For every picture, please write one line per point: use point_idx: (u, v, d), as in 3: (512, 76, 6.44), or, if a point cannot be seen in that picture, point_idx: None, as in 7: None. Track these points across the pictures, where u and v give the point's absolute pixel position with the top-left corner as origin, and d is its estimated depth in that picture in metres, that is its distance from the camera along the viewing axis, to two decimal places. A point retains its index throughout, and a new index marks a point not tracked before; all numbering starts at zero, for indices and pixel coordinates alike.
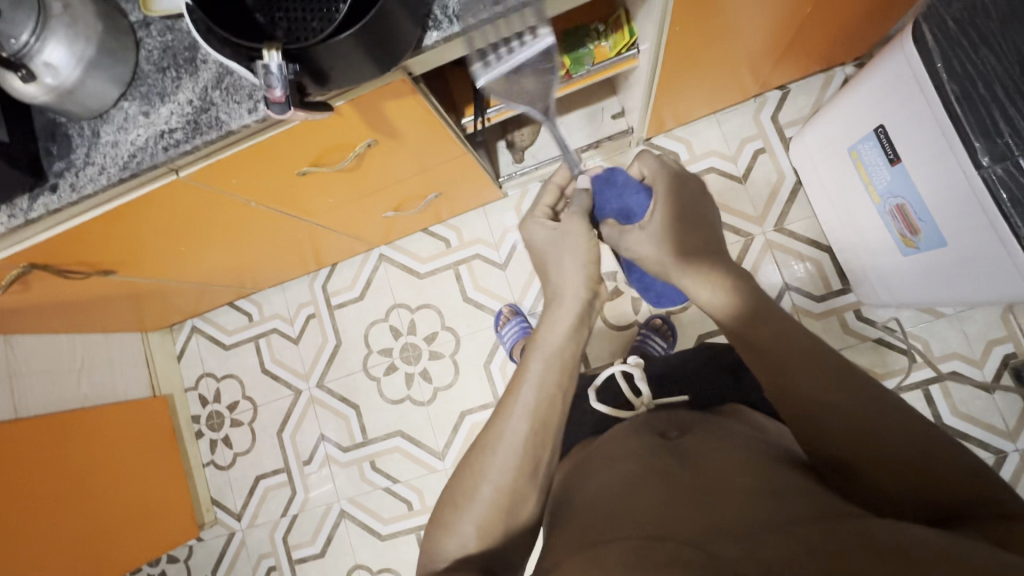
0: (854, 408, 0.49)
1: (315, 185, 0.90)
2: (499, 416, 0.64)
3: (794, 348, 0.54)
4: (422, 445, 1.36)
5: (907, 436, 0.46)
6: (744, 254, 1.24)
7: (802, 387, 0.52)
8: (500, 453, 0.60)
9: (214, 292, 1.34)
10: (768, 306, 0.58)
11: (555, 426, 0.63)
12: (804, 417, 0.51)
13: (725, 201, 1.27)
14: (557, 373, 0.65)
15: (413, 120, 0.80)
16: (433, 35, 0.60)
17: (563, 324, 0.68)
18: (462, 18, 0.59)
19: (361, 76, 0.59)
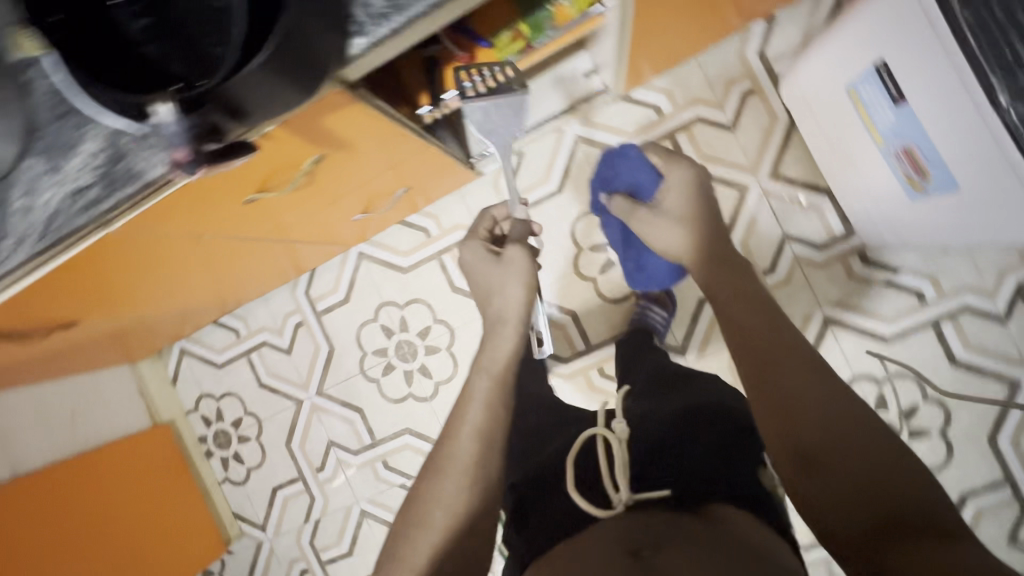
0: (820, 404, 0.57)
1: (268, 208, 0.83)
2: (446, 444, 0.70)
3: (773, 341, 0.64)
4: (431, 440, 1.35)
5: (859, 438, 0.55)
6: (739, 208, 1.17)
7: (778, 377, 0.61)
8: (451, 476, 0.66)
9: (196, 316, 1.28)
10: (755, 286, 0.71)
11: (500, 442, 0.71)
12: (775, 405, 0.59)
13: (714, 153, 1.18)
14: (499, 394, 0.75)
15: (361, 127, 0.71)
16: (360, 41, 0.51)
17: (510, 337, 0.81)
18: (390, 18, 0.50)
19: (285, 103, 0.50)
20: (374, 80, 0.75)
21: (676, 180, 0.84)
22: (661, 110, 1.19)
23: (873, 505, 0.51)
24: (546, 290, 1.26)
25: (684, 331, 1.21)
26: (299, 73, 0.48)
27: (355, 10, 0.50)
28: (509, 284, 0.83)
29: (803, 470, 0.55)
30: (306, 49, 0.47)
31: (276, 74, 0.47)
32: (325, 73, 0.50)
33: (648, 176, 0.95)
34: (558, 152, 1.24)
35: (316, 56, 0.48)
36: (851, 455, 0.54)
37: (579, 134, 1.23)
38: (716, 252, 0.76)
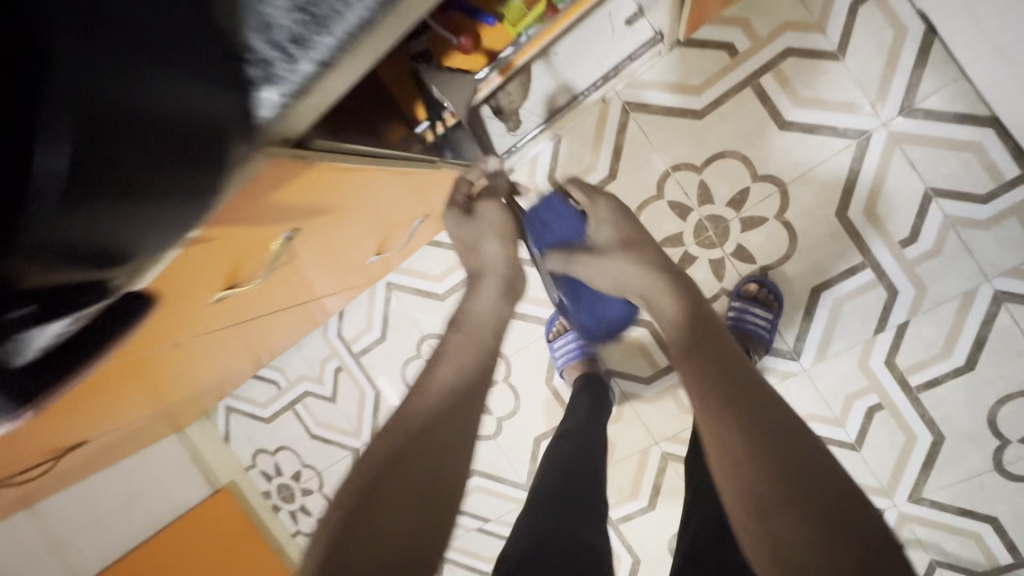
0: (805, 507, 0.46)
1: (252, 295, 0.65)
2: (403, 412, 0.60)
3: (748, 420, 0.53)
4: (504, 480, 1.18)
5: (852, 556, 0.43)
6: (859, 164, 0.87)
7: (754, 470, 0.49)
8: (397, 431, 0.57)
9: (230, 377, 1.17)
10: (730, 353, 0.62)
11: (471, 419, 0.62)
12: (752, 511, 0.48)
13: (817, 95, 0.88)
14: (475, 357, 0.67)
15: (333, 184, 0.51)
16: (270, 93, 0.31)
17: (492, 290, 0.73)
18: (310, 44, 0.30)
19: (161, 215, 0.31)
20: (345, 110, 0.55)
21: (603, 212, 0.76)
22: (735, 49, 0.90)
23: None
24: None
25: (797, 331, 0.95)
26: (149, 153, 0.28)
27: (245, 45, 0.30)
28: (485, 240, 0.73)
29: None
30: (139, 117, 0.28)
31: (106, 173, 0.27)
32: (207, 145, 0.31)
33: (574, 222, 0.84)
34: (603, 129, 0.97)
35: (171, 121, 0.29)
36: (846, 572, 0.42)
37: (628, 101, 0.96)
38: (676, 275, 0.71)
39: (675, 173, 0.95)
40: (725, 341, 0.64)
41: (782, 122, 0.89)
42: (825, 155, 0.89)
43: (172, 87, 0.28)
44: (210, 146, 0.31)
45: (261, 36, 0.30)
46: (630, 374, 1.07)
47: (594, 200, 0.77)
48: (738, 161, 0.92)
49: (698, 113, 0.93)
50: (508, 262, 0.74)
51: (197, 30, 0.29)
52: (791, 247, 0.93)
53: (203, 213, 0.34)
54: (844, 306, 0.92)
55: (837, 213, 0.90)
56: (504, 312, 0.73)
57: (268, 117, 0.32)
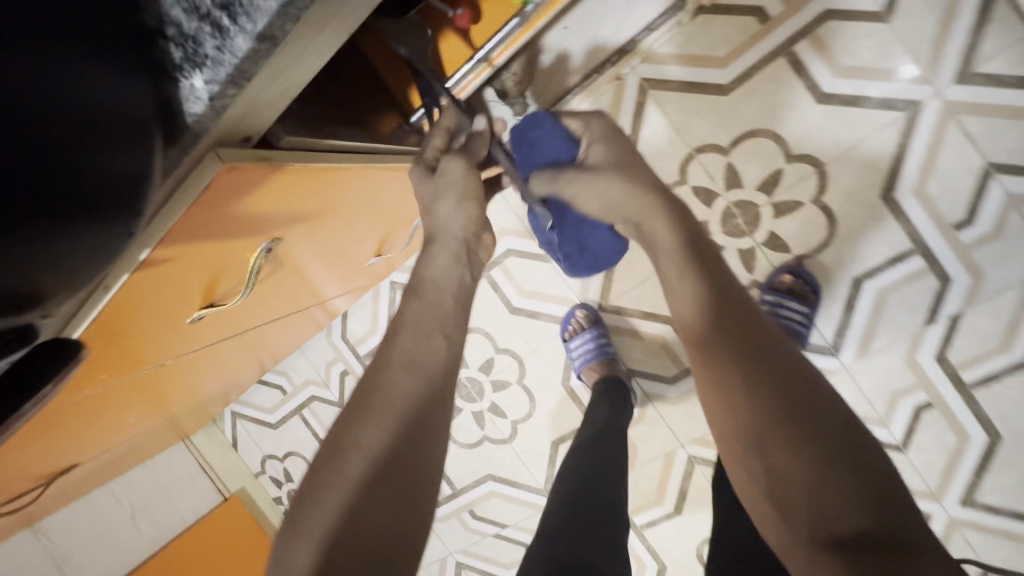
0: (802, 433, 0.43)
1: (238, 310, 0.59)
2: (366, 418, 0.49)
3: (743, 352, 0.48)
4: (521, 485, 1.12)
5: (847, 477, 0.41)
6: (907, 138, 0.78)
7: (750, 399, 0.45)
8: (370, 415, 0.49)
9: (233, 385, 1.13)
10: (722, 277, 0.55)
11: (436, 409, 0.52)
12: (746, 443, 0.45)
13: (859, 63, 0.78)
14: (442, 337, 0.55)
15: (313, 189, 0.44)
16: (198, 81, 0.29)
17: (446, 255, 0.58)
18: (228, 30, 0.27)
19: (74, 238, 0.26)
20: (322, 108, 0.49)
21: (597, 130, 0.65)
22: (766, 14, 0.81)
23: (869, 560, 0.37)
24: (632, 294, 0.99)
25: (836, 324, 0.88)
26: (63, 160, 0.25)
27: (170, 26, 0.29)
28: (446, 200, 0.58)
29: (784, 526, 0.42)
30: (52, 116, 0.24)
31: (11, 183, 0.23)
32: (123, 155, 0.27)
33: (559, 143, 0.68)
34: (619, 110, 0.89)
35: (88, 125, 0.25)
36: (843, 497, 0.40)
37: (646, 77, 0.87)
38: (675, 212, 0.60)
39: (700, 156, 0.87)
40: (718, 262, 0.57)
41: (820, 94, 0.80)
42: (869, 130, 0.79)
43: (92, 85, 0.26)
44: (135, 155, 0.28)
45: (188, 16, 0.28)
46: (653, 374, 1.00)
47: (589, 122, 0.67)
48: (769, 140, 0.84)
49: (724, 88, 0.84)
50: (465, 228, 0.59)
51: (116, 23, 0.27)
52: (829, 233, 0.84)
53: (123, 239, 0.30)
54: (890, 297, 0.84)
55: (882, 194, 0.81)
56: (469, 278, 0.59)
57: (198, 113, 0.30)
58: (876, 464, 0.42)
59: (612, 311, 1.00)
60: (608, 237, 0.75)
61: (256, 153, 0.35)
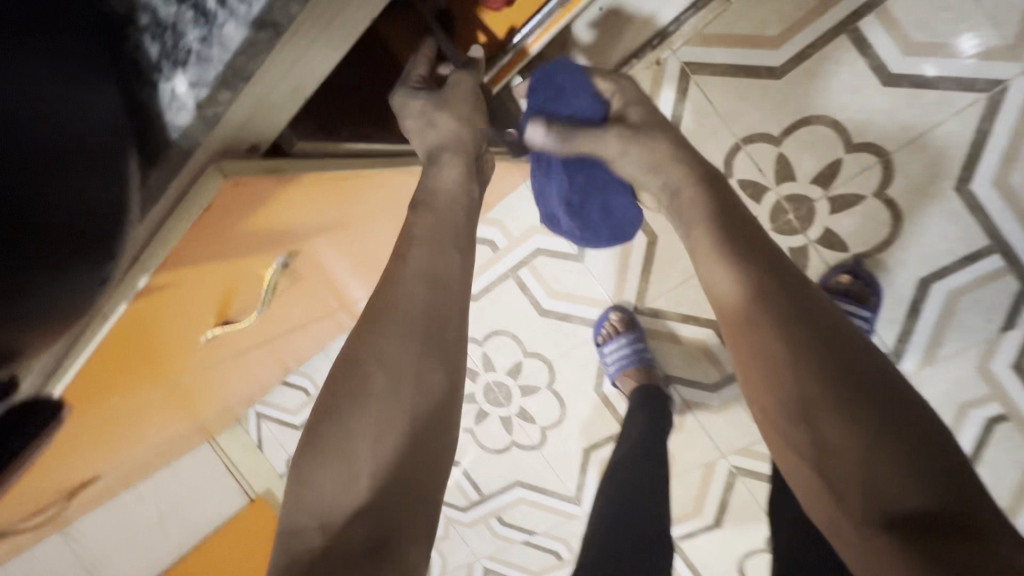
0: (858, 405, 0.39)
1: (256, 326, 0.56)
2: (381, 348, 0.44)
3: (787, 317, 0.43)
4: (550, 492, 1.07)
5: (907, 447, 0.38)
6: (988, 122, 0.70)
7: (798, 371, 0.41)
8: (384, 344, 0.44)
9: (256, 389, 1.11)
10: (749, 229, 0.49)
11: (455, 329, 0.47)
12: (792, 417, 0.42)
13: (934, 39, 0.70)
14: (458, 253, 0.47)
15: (331, 198, 0.40)
16: (181, 83, 0.25)
17: (455, 168, 0.49)
18: (212, 25, 0.23)
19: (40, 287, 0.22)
20: (334, 110, 0.45)
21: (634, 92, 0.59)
22: None
23: (932, 539, 0.35)
24: (670, 296, 0.92)
25: (898, 329, 0.80)
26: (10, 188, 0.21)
27: (145, 17, 0.24)
28: (443, 117, 0.49)
29: (836, 501, 0.40)
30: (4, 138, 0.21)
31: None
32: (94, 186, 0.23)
33: (590, 100, 0.60)
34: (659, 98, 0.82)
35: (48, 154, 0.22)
36: (906, 471, 0.37)
37: (689, 61, 0.80)
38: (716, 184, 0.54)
39: (748, 147, 0.79)
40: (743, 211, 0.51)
41: (887, 76, 0.72)
42: (944, 114, 0.71)
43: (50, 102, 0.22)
44: (99, 182, 0.24)
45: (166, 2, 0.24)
46: (692, 381, 0.94)
47: (620, 83, 0.61)
48: (827, 128, 0.76)
49: (776, 71, 0.76)
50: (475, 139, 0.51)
51: (75, 27, 0.23)
52: (893, 229, 0.77)
53: (98, 284, 0.26)
54: (962, 299, 0.76)
55: (956, 186, 0.73)
56: (476, 194, 0.51)
57: (184, 124, 0.25)
58: (937, 428, 0.39)
59: (649, 313, 0.94)
60: (631, 204, 0.71)
61: (264, 165, 0.30)
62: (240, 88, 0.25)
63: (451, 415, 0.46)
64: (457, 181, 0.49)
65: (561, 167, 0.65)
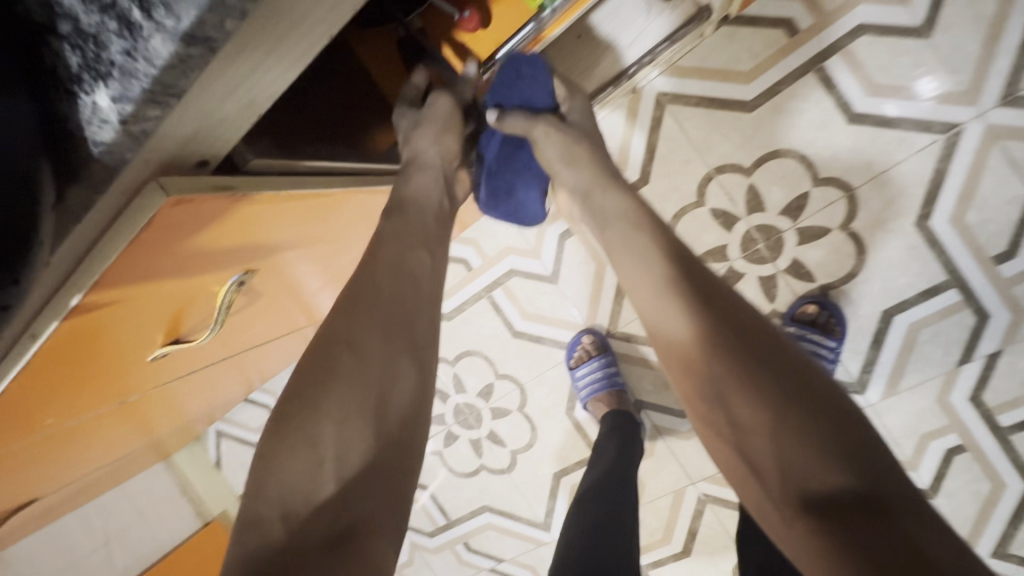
0: (764, 387, 0.41)
1: (213, 345, 0.53)
2: (358, 323, 0.43)
3: (696, 309, 0.45)
4: (519, 518, 1.05)
5: (810, 426, 0.39)
6: (946, 162, 0.73)
7: (710, 362, 0.43)
8: (361, 322, 0.43)
9: (216, 406, 1.06)
10: (672, 247, 0.50)
11: (424, 318, 0.47)
12: (709, 400, 0.44)
13: (894, 82, 0.73)
14: (427, 251, 0.49)
15: (295, 215, 0.38)
16: (103, 98, 0.23)
17: (425, 178, 0.51)
18: (143, 37, 0.22)
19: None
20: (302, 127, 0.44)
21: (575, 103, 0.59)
22: (795, 28, 0.75)
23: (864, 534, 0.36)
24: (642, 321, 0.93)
25: (863, 360, 0.81)
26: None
27: (64, 21, 0.22)
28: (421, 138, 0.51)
29: (757, 482, 0.41)
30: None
31: None
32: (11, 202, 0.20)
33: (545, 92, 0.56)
34: (634, 126, 0.83)
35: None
36: (812, 450, 0.39)
37: (665, 91, 0.81)
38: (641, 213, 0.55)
39: (719, 177, 0.81)
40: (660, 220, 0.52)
41: (851, 115, 0.75)
42: (905, 153, 0.74)
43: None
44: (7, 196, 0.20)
45: (87, 8, 0.22)
46: (662, 405, 0.94)
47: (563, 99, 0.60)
48: (795, 161, 0.78)
49: (747, 105, 0.78)
50: (444, 156, 0.52)
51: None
52: (858, 261, 0.78)
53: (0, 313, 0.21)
54: (922, 333, 0.78)
55: (917, 222, 0.75)
56: (447, 206, 0.53)
57: (107, 141, 0.24)
58: (840, 408, 0.41)
59: (621, 337, 0.94)
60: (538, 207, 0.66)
61: (213, 183, 0.29)
62: (171, 104, 0.24)
63: (422, 413, 0.44)
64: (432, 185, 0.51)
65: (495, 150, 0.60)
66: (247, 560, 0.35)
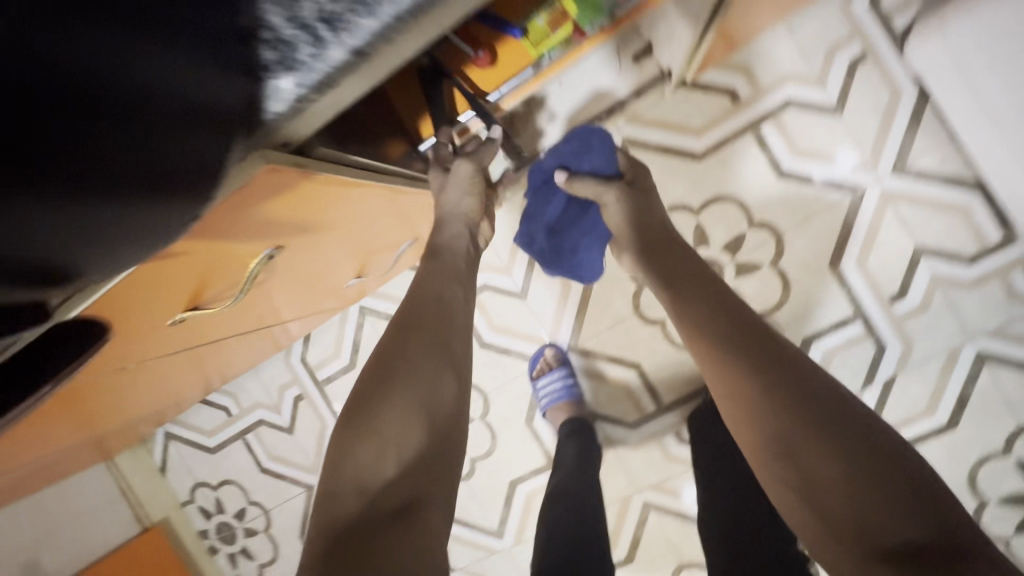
0: (830, 435, 0.47)
1: (216, 319, 0.58)
2: (413, 341, 0.55)
3: (763, 368, 0.52)
4: (473, 525, 1.09)
5: (885, 483, 0.44)
6: (852, 216, 0.88)
7: (731, 353, 0.54)
8: (414, 342, 0.55)
9: (174, 403, 1.05)
10: (700, 273, 0.63)
11: (459, 340, 0.58)
12: (780, 454, 0.48)
13: (814, 148, 0.89)
14: (459, 287, 0.61)
15: (328, 200, 0.47)
16: (287, 82, 0.30)
17: (455, 227, 0.64)
18: (331, 51, 0.29)
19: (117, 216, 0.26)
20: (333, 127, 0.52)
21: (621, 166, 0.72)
22: (737, 96, 0.90)
23: (879, 490, 0.44)
24: (600, 339, 1.02)
25: None
26: (74, 132, 0.23)
27: (266, 29, 0.28)
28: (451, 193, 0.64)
29: (811, 501, 0.46)
30: (78, 93, 0.22)
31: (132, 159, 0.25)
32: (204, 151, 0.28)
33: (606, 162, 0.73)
34: None
35: (131, 112, 0.24)
36: (822, 418, 0.48)
37: (628, 138, 0.93)
38: (659, 242, 0.67)
39: (672, 215, 0.93)
40: (714, 276, 0.63)
41: (780, 171, 0.90)
42: (821, 206, 0.89)
43: (157, 69, 0.24)
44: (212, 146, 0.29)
45: (288, 21, 0.28)
46: (615, 418, 1.02)
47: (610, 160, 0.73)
48: (735, 207, 0.92)
49: (698, 155, 0.92)
50: (467, 213, 0.65)
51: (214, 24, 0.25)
52: (784, 295, 0.92)
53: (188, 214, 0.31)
54: (834, 359, 0.91)
55: (831, 264, 0.90)
56: (472, 249, 0.66)
57: (277, 111, 0.31)
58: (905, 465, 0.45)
59: (581, 352, 1.03)
60: (597, 260, 0.82)
61: (293, 160, 0.37)
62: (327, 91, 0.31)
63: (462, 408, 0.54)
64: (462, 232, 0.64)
65: (562, 205, 0.78)
66: (330, 524, 0.44)
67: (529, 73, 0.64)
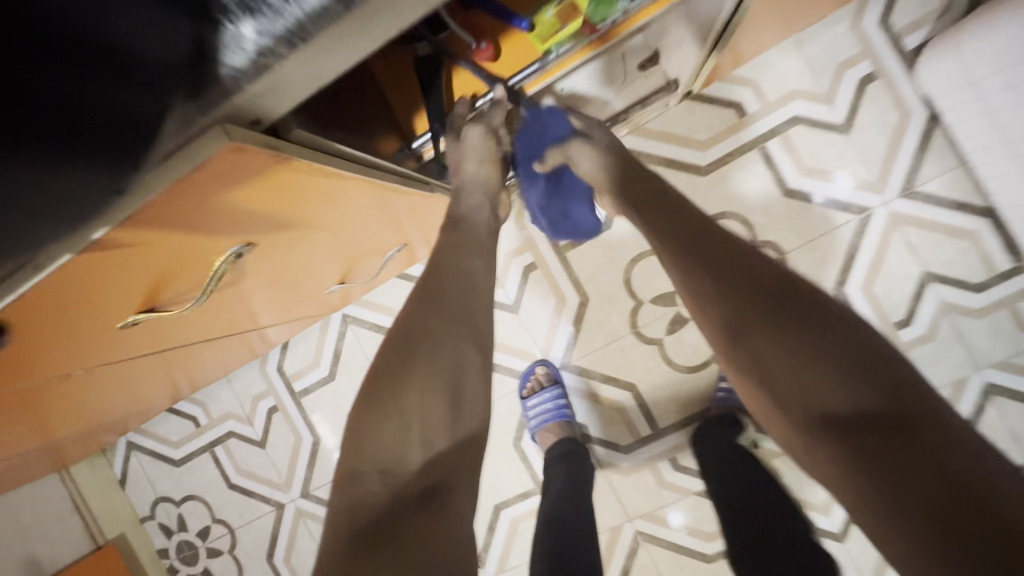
0: (802, 348, 0.39)
1: (175, 322, 0.52)
2: (431, 311, 0.52)
3: (720, 279, 0.44)
4: None
5: (867, 396, 0.37)
6: (859, 238, 0.86)
7: (689, 267, 0.46)
8: (434, 314, 0.52)
9: (137, 412, 0.99)
10: (661, 191, 0.55)
11: (481, 316, 0.55)
12: (752, 372, 0.41)
13: (820, 166, 0.86)
14: (479, 259, 0.58)
15: (309, 194, 0.42)
16: (247, 28, 0.25)
17: (476, 196, 0.63)
18: None
19: (60, 178, 0.23)
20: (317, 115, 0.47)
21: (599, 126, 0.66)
22: (744, 110, 0.87)
23: (870, 409, 0.36)
24: (595, 357, 0.97)
25: None
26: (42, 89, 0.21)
27: None
28: (467, 163, 0.62)
29: (788, 422, 0.40)
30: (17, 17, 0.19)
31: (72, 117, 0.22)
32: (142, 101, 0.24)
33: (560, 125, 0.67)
34: None
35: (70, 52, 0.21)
36: (796, 331, 0.40)
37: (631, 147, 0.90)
38: (627, 172, 0.60)
39: None
40: (679, 195, 0.55)
41: (786, 188, 0.87)
42: (828, 226, 0.86)
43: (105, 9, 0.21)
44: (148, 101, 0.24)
45: None
46: (607, 440, 0.97)
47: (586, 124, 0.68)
48: (739, 224, 0.88)
49: (702, 169, 0.89)
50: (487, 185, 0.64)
51: None
52: None
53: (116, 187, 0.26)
54: None
55: (836, 287, 0.87)
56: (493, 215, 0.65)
57: (236, 66, 0.26)
58: (922, 392, 0.37)
59: (575, 370, 0.98)
60: (590, 214, 0.81)
61: (264, 140, 0.33)
62: (298, 46, 0.26)
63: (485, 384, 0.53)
64: (482, 203, 0.62)
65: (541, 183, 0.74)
66: (355, 510, 0.42)
67: (537, 66, 0.59)
